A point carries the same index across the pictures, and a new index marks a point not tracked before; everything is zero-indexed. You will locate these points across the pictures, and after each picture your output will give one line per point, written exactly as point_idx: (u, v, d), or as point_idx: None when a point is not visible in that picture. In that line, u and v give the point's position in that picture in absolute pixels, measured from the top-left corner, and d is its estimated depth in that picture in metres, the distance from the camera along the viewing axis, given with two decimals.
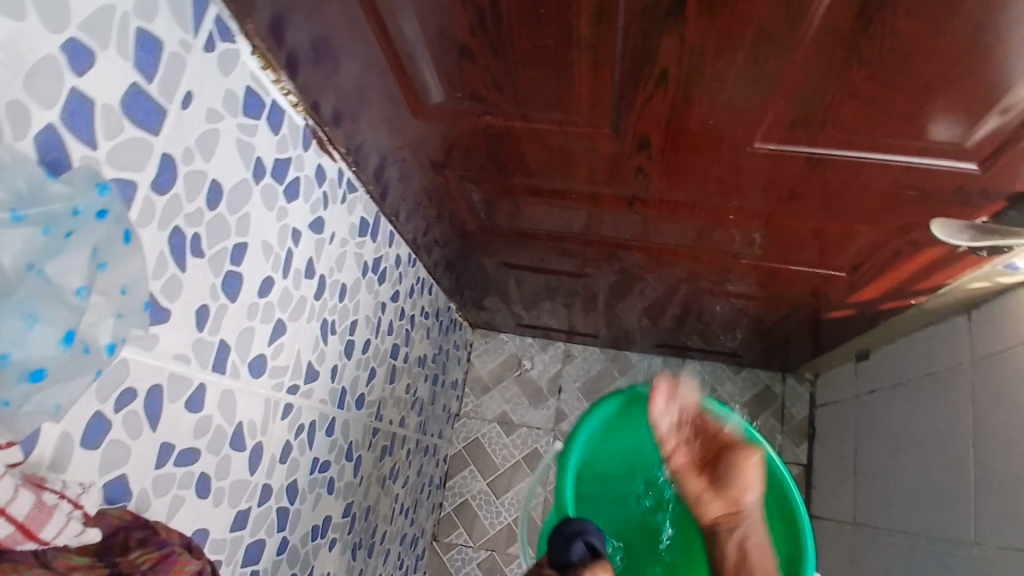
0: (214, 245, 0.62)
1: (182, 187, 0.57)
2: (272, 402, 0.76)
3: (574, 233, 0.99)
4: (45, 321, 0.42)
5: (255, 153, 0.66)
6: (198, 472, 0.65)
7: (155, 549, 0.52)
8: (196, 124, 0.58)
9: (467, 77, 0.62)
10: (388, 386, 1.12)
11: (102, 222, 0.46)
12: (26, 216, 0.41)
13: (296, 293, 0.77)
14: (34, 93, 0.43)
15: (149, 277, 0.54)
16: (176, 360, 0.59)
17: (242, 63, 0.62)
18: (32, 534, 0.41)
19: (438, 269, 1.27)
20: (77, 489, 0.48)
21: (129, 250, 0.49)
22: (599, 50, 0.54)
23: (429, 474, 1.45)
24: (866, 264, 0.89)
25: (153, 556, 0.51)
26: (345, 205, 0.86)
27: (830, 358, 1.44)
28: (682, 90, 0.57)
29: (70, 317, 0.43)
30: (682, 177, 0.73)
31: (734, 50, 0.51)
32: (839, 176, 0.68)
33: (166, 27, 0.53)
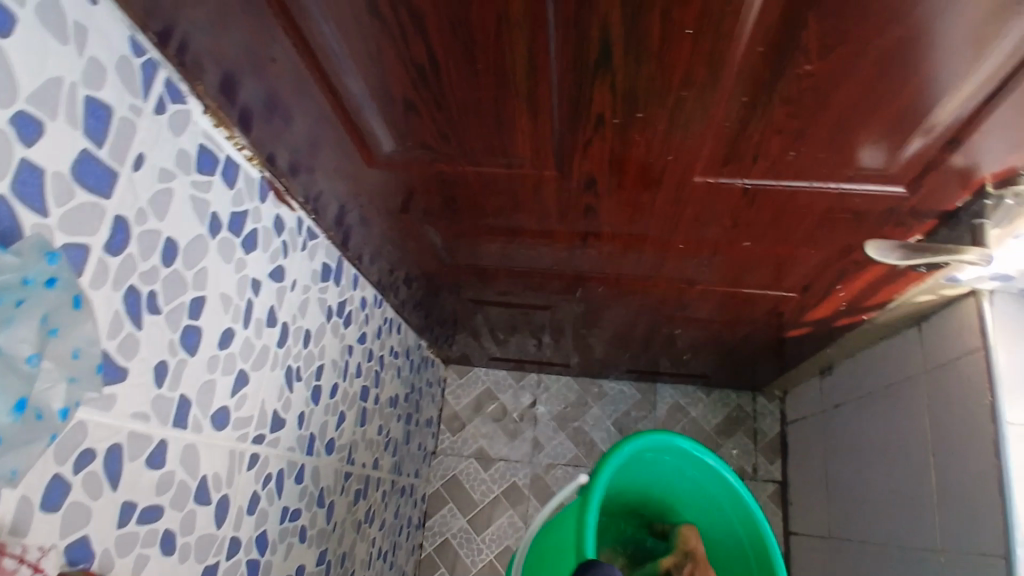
0: (171, 301, 0.63)
1: (136, 247, 0.58)
2: (237, 453, 0.76)
3: (534, 268, 1.01)
4: None
5: (210, 208, 0.67)
6: (163, 529, 0.65)
7: None
8: (148, 185, 0.59)
9: (414, 127, 0.64)
10: (358, 429, 1.12)
11: (51, 289, 0.48)
12: None
13: (258, 343, 0.78)
14: None
15: (104, 338, 0.55)
16: (135, 418, 0.59)
17: (194, 122, 0.64)
18: None
19: (405, 309, 1.28)
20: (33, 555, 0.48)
21: (79, 313, 0.52)
22: (536, 98, 0.57)
23: (406, 515, 1.44)
24: (815, 284, 0.93)
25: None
26: (306, 253, 0.87)
27: (795, 375, 1.47)
28: (619, 133, 0.60)
29: (20, 385, 0.44)
30: (630, 211, 0.75)
31: (663, 94, 0.54)
32: (776, 204, 0.71)
33: (115, 93, 0.54)
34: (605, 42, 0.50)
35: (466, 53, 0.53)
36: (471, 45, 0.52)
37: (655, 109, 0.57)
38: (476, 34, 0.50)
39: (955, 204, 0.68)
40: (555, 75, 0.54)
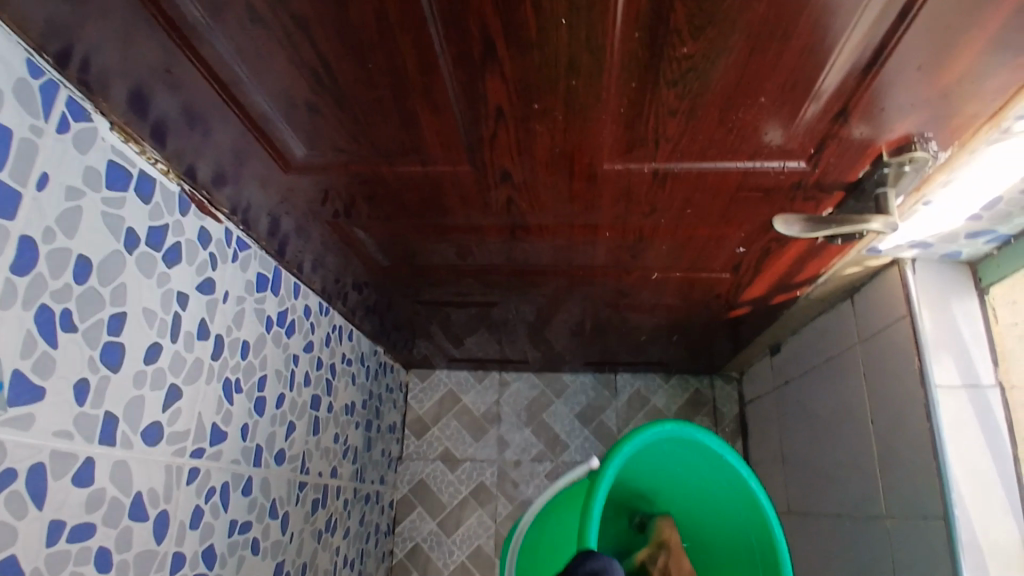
0: (88, 318, 0.63)
1: (45, 266, 0.58)
2: (175, 468, 0.76)
3: (473, 265, 1.02)
4: None
5: (125, 224, 0.67)
6: (97, 546, 0.65)
7: None
8: (56, 203, 0.59)
9: (322, 131, 0.65)
10: (312, 438, 1.13)
11: None
12: None
13: (189, 356, 0.78)
14: None
15: (14, 357, 0.55)
16: (57, 437, 0.59)
17: (102, 139, 0.64)
18: None
19: (355, 316, 1.28)
20: None
21: None
22: (433, 95, 0.58)
23: (373, 522, 1.44)
24: (744, 263, 0.95)
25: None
26: (238, 263, 0.88)
27: (748, 355, 1.49)
28: (521, 124, 0.62)
29: None
30: (549, 201, 0.77)
31: (553, 83, 0.56)
32: (687, 185, 0.73)
33: (13, 115, 0.54)
34: (488, 37, 0.51)
35: (356, 54, 0.54)
36: (361, 47, 0.53)
37: (550, 98, 0.58)
38: (362, 35, 0.52)
39: (856, 175, 0.71)
40: (447, 71, 0.55)
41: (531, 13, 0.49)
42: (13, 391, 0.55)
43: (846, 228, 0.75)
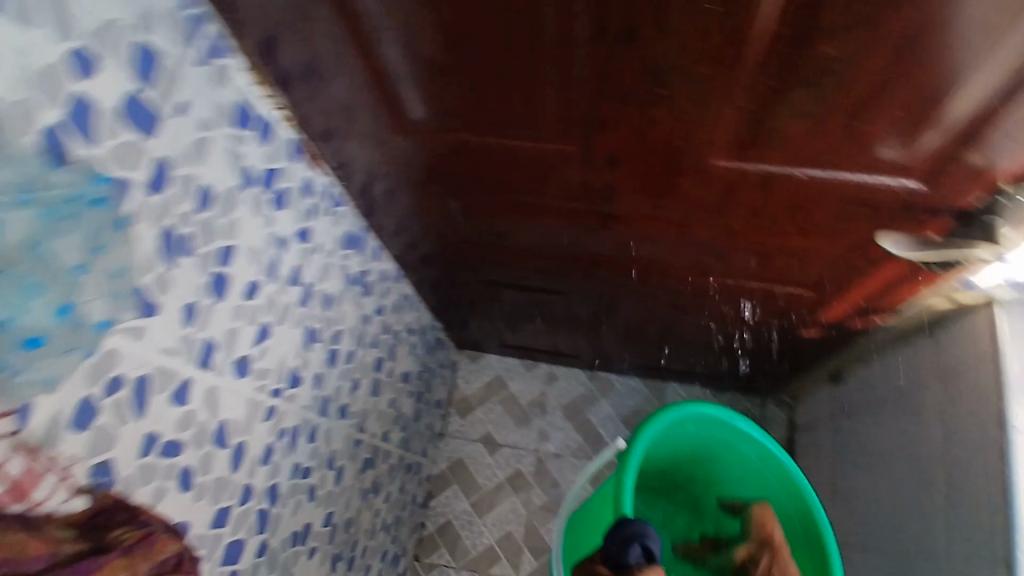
0: (204, 246, 0.65)
1: (174, 190, 0.60)
2: (256, 403, 0.79)
3: (552, 250, 1.03)
4: (39, 293, 0.46)
5: (245, 161, 0.70)
6: (182, 465, 0.68)
7: (138, 527, 0.54)
8: (189, 131, 0.61)
9: (445, 97, 0.67)
10: (371, 399, 1.15)
11: (94, 208, 0.51)
12: (30, 200, 0.46)
13: (282, 299, 0.81)
14: (39, 92, 0.46)
15: (136, 271, 0.57)
16: (163, 354, 0.62)
17: (234, 78, 0.66)
18: None
19: (422, 287, 1.30)
20: (64, 462, 0.51)
21: (117, 236, 0.53)
22: (564, 70, 0.59)
23: (411, 492, 1.46)
24: (829, 281, 0.94)
25: (137, 534, 0.53)
26: (333, 217, 0.90)
27: (806, 380, 1.47)
28: (643, 110, 0.62)
29: (62, 290, 0.47)
30: (649, 192, 0.77)
31: (689, 71, 0.56)
32: (794, 191, 0.72)
33: (164, 41, 0.57)
34: (635, 17, 0.52)
35: (498, 20, 0.55)
36: (505, 14, 0.54)
37: (681, 84, 0.58)
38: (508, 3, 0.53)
39: (969, 201, 0.69)
40: (584, 45, 0.56)
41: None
42: (135, 303, 0.57)
43: (970, 250, 0.74)
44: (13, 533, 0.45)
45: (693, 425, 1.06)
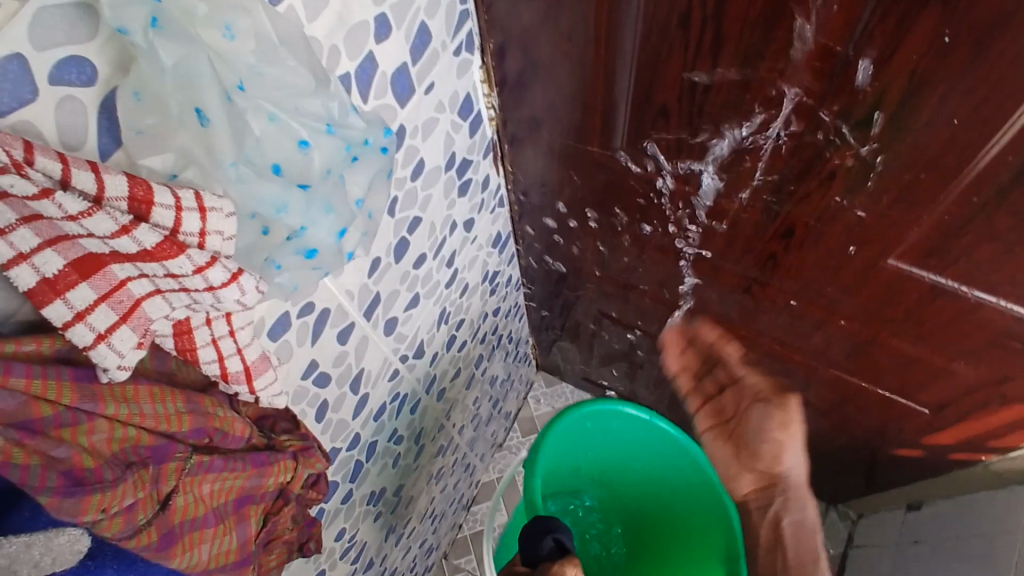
0: (403, 210, 0.72)
1: (401, 156, 0.67)
2: (388, 363, 0.84)
3: (678, 300, 1.05)
4: (334, 214, 0.46)
5: (453, 147, 0.77)
6: (323, 397, 0.72)
7: (300, 438, 0.54)
8: (427, 108, 0.68)
9: (653, 134, 0.72)
10: (463, 391, 1.19)
11: (381, 154, 0.51)
12: (337, 131, 0.45)
13: (435, 276, 0.87)
14: (350, 44, 0.53)
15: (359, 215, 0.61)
16: (346, 294, 0.67)
17: (471, 73, 0.74)
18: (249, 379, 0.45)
19: (532, 300, 1.34)
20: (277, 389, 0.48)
21: (385, 183, 0.53)
22: (783, 137, 0.63)
23: (461, 491, 1.48)
24: (950, 406, 0.93)
25: (299, 443, 0.53)
26: (493, 215, 0.97)
27: (878, 500, 1.43)
28: (842, 191, 0.66)
29: (347, 217, 0.47)
30: (809, 271, 0.80)
31: (904, 167, 0.60)
32: (955, 310, 0.74)
33: (438, 27, 0.64)
34: (875, 108, 0.56)
35: (741, 80, 0.60)
36: (749, 74, 0.59)
37: (890, 178, 0.61)
38: (759, 67, 0.57)
39: None
40: (813, 120, 0.60)
41: (929, 102, 0.53)
42: None
43: None
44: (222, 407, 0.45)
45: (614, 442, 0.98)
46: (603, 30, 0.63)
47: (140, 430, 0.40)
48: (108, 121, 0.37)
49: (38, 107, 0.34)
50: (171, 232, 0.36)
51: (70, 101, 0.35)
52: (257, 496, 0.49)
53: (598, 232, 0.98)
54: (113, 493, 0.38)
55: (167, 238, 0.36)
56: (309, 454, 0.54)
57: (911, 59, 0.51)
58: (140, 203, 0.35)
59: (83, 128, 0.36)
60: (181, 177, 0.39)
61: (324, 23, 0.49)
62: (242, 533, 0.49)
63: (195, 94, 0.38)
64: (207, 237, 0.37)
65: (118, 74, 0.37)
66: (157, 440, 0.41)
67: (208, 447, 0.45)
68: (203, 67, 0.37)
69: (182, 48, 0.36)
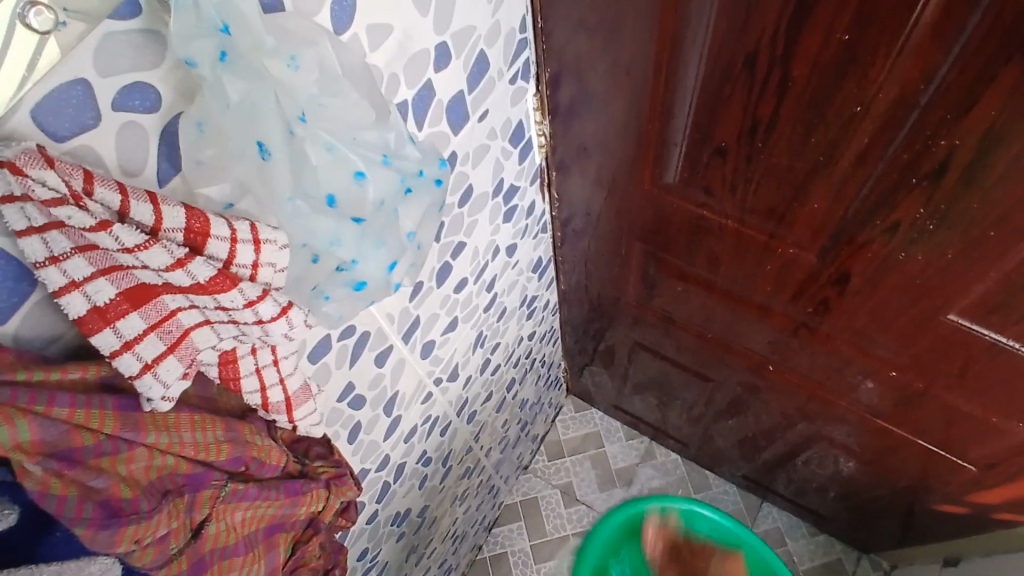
0: (448, 236, 0.71)
1: (451, 182, 0.67)
2: (422, 386, 0.83)
3: (719, 337, 1.03)
4: (385, 247, 0.46)
5: (502, 173, 0.76)
6: (356, 420, 0.71)
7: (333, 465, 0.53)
8: (479, 136, 0.68)
9: (707, 172, 0.70)
10: (493, 414, 1.18)
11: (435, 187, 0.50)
12: (392, 164, 0.44)
13: (475, 300, 0.86)
14: (407, 73, 0.52)
15: None
16: (386, 319, 0.66)
17: (524, 101, 0.73)
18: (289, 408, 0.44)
19: (567, 325, 1.33)
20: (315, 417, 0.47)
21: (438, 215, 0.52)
22: (845, 184, 0.61)
23: (483, 513, 1.46)
24: (1004, 467, 0.88)
25: (332, 471, 0.53)
26: (535, 241, 0.96)
27: (917, 554, 1.37)
28: (905, 243, 0.63)
29: (398, 250, 0.47)
30: (862, 319, 0.77)
31: (975, 224, 0.57)
32: (1017, 371, 0.70)
33: (496, 56, 0.63)
34: (948, 161, 0.53)
35: (806, 123, 0.57)
36: (814, 118, 0.56)
37: (958, 232, 0.58)
38: (827, 111, 0.55)
39: None
40: (880, 168, 0.57)
41: (1010, 157, 0.50)
42: None
43: None
44: (261, 438, 0.44)
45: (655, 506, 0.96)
46: (664, 64, 0.62)
47: (177, 460, 0.39)
48: (169, 147, 0.37)
49: (99, 133, 0.34)
50: (224, 264, 0.35)
51: (132, 126, 0.35)
52: (288, 524, 0.49)
53: (641, 263, 0.96)
54: (148, 524, 0.37)
55: (221, 272, 0.35)
56: (340, 481, 0.53)
57: (991, 113, 0.48)
58: (195, 236, 0.34)
59: (142, 153, 0.36)
60: (237, 208, 0.39)
61: (384, 52, 0.49)
62: (270, 561, 0.48)
63: (259, 126, 0.37)
64: (259, 269, 0.36)
65: (183, 101, 0.37)
66: (194, 469, 0.40)
67: (243, 475, 0.44)
68: (269, 102, 0.37)
69: (249, 84, 0.36)
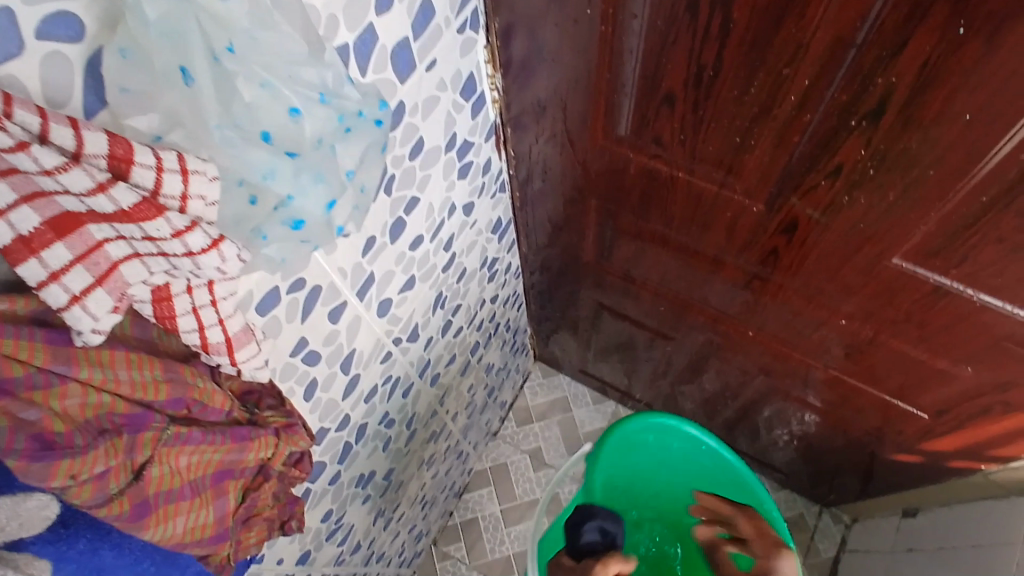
0: (400, 190, 0.71)
1: (399, 133, 0.66)
2: (380, 345, 0.83)
3: (678, 295, 1.04)
4: (323, 185, 0.45)
5: (454, 127, 0.76)
6: (312, 377, 0.71)
7: (285, 415, 0.53)
8: (428, 87, 0.67)
9: (657, 122, 0.71)
10: (457, 377, 1.18)
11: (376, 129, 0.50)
12: (330, 101, 0.44)
13: (432, 259, 0.86)
14: (347, 15, 0.51)
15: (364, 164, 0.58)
16: (337, 273, 0.66)
17: (475, 52, 0.72)
18: (230, 350, 0.43)
19: (532, 288, 1.33)
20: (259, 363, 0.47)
21: (379, 158, 0.52)
22: (789, 129, 0.62)
23: (453, 479, 1.47)
24: (950, 412, 0.92)
25: (283, 420, 0.52)
26: (493, 200, 0.95)
27: (873, 505, 1.42)
28: (848, 187, 0.64)
29: (337, 190, 0.47)
30: (811, 268, 0.78)
31: (914, 165, 0.58)
32: (959, 313, 0.72)
33: (441, 3, 0.62)
34: (885, 101, 0.54)
35: (749, 66, 0.58)
36: (757, 62, 0.57)
37: (900, 173, 0.60)
38: (768, 54, 0.56)
39: None
40: (823, 110, 0.58)
41: (942, 96, 0.51)
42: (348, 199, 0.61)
43: None
44: (203, 380, 0.44)
45: (648, 433, 1.06)
46: (609, 10, 0.61)
47: (113, 398, 0.39)
48: (93, 81, 0.36)
49: (24, 63, 0.32)
50: (151, 193, 0.35)
51: (55, 57, 0.34)
52: (237, 471, 0.48)
53: (599, 221, 0.96)
54: (84, 459, 0.37)
55: (146, 200, 0.35)
56: (291, 430, 0.53)
57: (924, 51, 0.49)
58: (119, 162, 0.34)
59: (67, 86, 0.35)
60: (166, 138, 0.38)
61: None
62: (219, 508, 0.47)
63: (185, 53, 0.36)
64: (188, 201, 0.36)
65: (105, 32, 0.35)
66: (132, 409, 0.40)
67: (186, 419, 0.44)
68: (192, 27, 0.36)
69: (171, 4, 0.35)
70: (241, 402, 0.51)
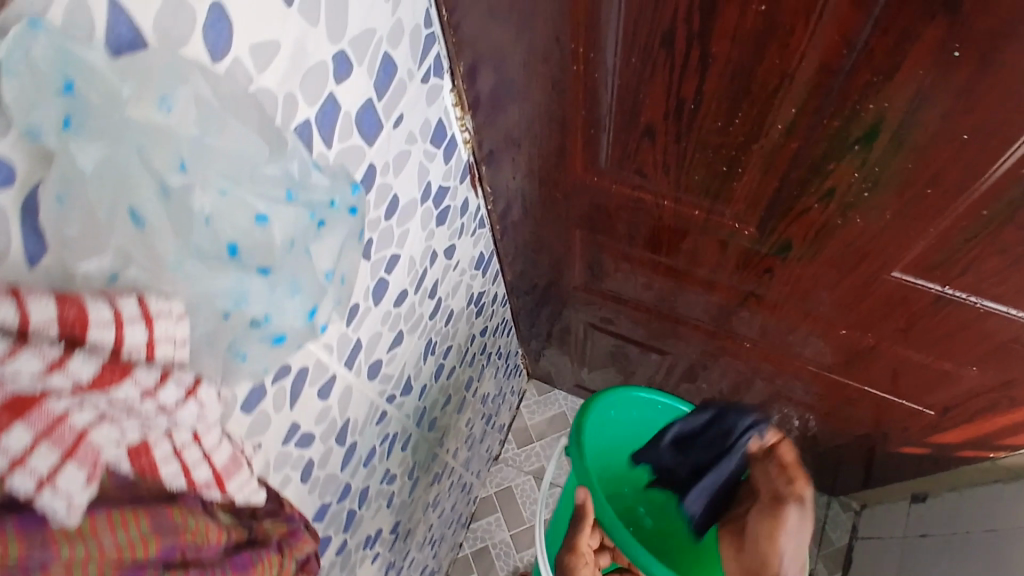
0: (379, 252, 0.67)
1: (373, 195, 0.63)
2: (374, 406, 0.80)
3: (672, 312, 1.02)
4: (299, 291, 0.42)
5: (428, 177, 0.72)
6: (308, 457, 0.67)
7: (285, 522, 0.50)
8: (398, 144, 0.64)
9: (639, 154, 0.68)
10: (454, 415, 1.15)
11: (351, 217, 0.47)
12: (297, 198, 0.41)
13: (418, 310, 0.83)
14: (304, 91, 0.48)
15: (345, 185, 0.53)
16: (323, 350, 0.62)
17: (442, 97, 0.69)
18: (222, 482, 0.41)
19: (520, 312, 1.30)
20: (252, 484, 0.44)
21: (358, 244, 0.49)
22: (777, 155, 0.59)
23: (459, 512, 1.44)
24: (957, 407, 0.91)
25: (284, 529, 0.49)
26: (474, 238, 0.92)
27: (881, 492, 1.42)
28: (842, 207, 0.62)
29: (317, 293, 0.44)
30: (808, 283, 0.77)
31: (910, 183, 0.56)
32: (961, 318, 0.71)
33: (403, 57, 0.59)
34: (877, 125, 0.52)
35: (732, 98, 0.55)
36: (740, 93, 0.54)
37: (896, 189, 0.58)
38: (752, 85, 0.53)
39: None
40: (813, 134, 0.56)
41: (937, 118, 0.49)
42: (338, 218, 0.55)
43: None
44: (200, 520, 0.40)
45: (613, 409, 0.98)
46: (581, 49, 0.58)
47: (100, 571, 0.35)
48: (31, 224, 0.32)
49: None
50: (113, 352, 0.32)
51: None
52: None
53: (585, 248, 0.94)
54: None
55: (108, 366, 0.32)
56: (295, 537, 0.49)
57: (917, 76, 0.47)
58: (72, 325, 0.31)
59: (3, 237, 0.31)
60: (125, 277, 0.35)
61: (273, 72, 0.44)
62: None
63: (130, 190, 0.34)
64: (155, 347, 0.34)
65: (40, 167, 0.31)
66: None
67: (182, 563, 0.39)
68: (134, 159, 0.34)
69: (106, 140, 0.33)
70: (238, 521, 0.46)
